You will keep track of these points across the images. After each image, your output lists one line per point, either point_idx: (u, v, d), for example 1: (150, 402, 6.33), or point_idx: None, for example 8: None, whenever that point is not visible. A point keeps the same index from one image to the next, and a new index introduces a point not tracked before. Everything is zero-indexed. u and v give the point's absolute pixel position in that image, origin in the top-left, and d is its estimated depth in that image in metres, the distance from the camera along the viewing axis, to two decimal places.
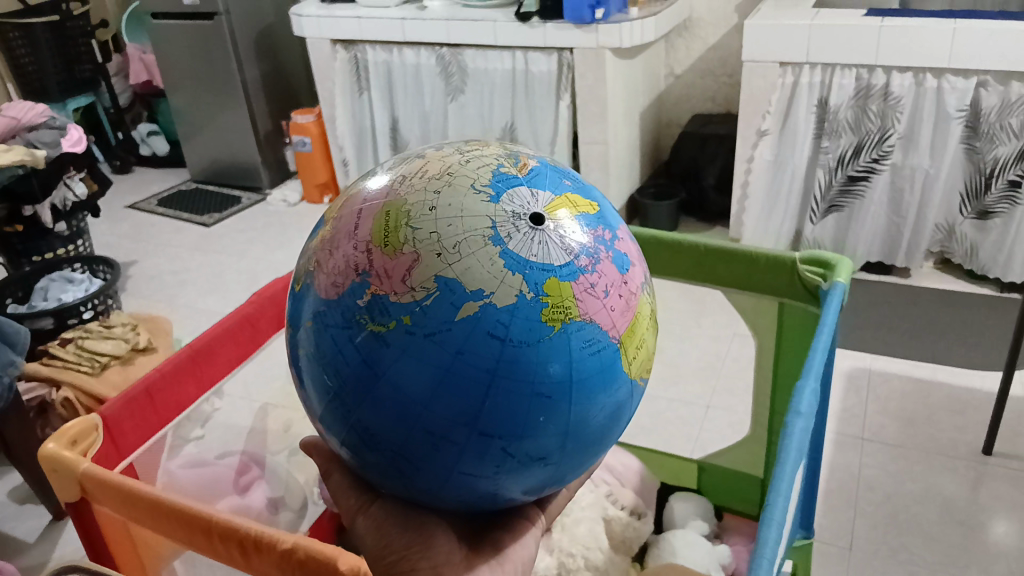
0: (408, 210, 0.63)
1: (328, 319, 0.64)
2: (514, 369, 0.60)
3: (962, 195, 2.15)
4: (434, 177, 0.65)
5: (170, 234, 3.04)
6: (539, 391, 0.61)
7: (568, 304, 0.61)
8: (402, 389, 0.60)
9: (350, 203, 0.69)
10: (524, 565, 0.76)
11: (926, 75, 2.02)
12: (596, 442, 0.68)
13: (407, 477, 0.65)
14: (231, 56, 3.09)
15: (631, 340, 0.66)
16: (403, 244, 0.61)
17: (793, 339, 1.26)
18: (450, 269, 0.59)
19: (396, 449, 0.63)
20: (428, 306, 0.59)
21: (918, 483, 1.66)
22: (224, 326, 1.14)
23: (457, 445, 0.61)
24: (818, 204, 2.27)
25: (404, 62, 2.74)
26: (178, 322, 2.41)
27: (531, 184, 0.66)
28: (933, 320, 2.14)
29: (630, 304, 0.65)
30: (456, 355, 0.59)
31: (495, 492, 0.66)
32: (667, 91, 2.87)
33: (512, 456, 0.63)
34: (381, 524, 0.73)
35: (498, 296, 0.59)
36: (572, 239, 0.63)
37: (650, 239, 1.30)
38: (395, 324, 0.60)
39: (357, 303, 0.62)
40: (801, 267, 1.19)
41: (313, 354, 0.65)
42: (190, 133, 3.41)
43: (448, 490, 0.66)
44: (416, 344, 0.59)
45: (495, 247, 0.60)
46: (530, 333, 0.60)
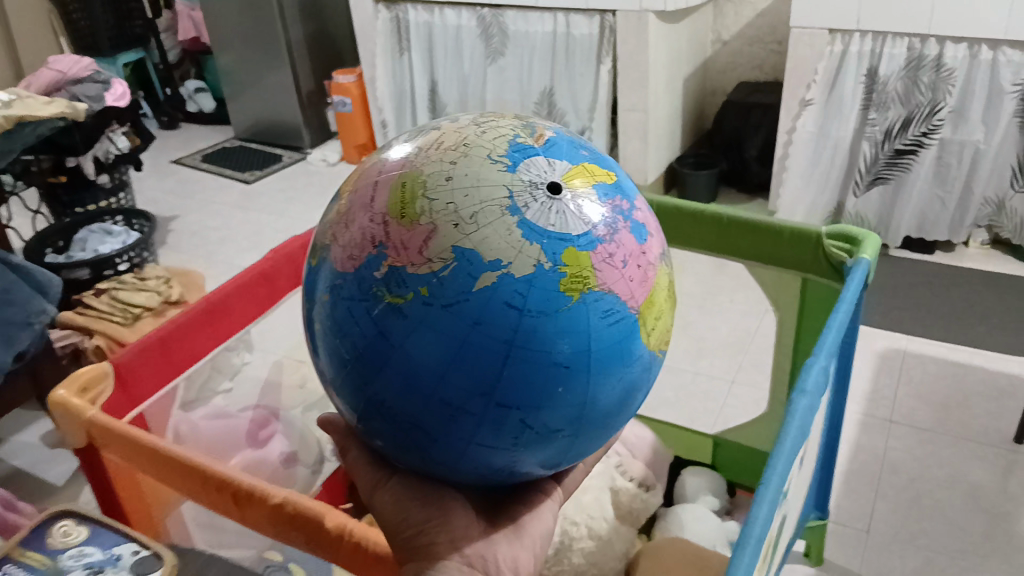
0: (425, 181, 0.61)
1: (345, 291, 0.62)
2: (531, 339, 0.58)
3: (1015, 169, 2.04)
4: (450, 149, 0.63)
5: (213, 190, 3.08)
6: (557, 362, 0.59)
7: (586, 274, 0.59)
8: (420, 364, 0.59)
9: (368, 176, 0.66)
10: (541, 541, 0.72)
11: (981, 46, 1.93)
12: (613, 418, 0.66)
13: (425, 451, 0.64)
14: (275, 15, 3.09)
15: (649, 310, 0.64)
16: (420, 215, 0.59)
17: (815, 315, 1.22)
18: (467, 240, 0.58)
19: (413, 421, 0.61)
20: (445, 277, 0.57)
21: (945, 469, 1.61)
22: (239, 281, 1.15)
23: (475, 417, 0.60)
24: (861, 177, 2.19)
25: (444, 23, 2.71)
26: (213, 276, 2.45)
27: (549, 154, 0.64)
28: (976, 303, 2.06)
29: (647, 275, 0.63)
30: (474, 325, 0.57)
31: (512, 467, 0.65)
32: (713, 58, 2.79)
33: (530, 428, 0.61)
34: (398, 500, 0.69)
35: (516, 266, 0.57)
36: (591, 210, 0.61)
37: (670, 208, 1.27)
38: (413, 295, 0.58)
39: (374, 275, 0.60)
40: (826, 241, 1.15)
41: (330, 327, 0.64)
42: (235, 91, 3.44)
43: (465, 465, 0.64)
44: (434, 316, 0.58)
45: (512, 218, 0.58)
46: (547, 304, 0.58)
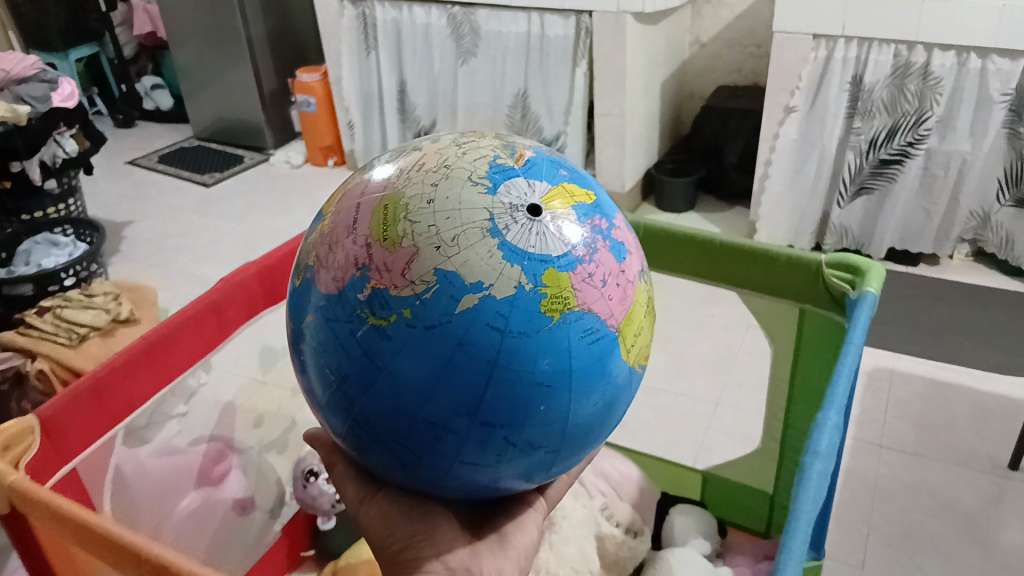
0: (407, 203, 0.62)
1: (330, 314, 0.62)
2: (514, 359, 0.58)
3: (1001, 181, 1.99)
4: (431, 172, 0.64)
5: (170, 194, 2.94)
6: (538, 380, 0.59)
7: (566, 294, 0.59)
8: (406, 384, 0.59)
9: (350, 197, 0.66)
10: (526, 552, 0.73)
11: (969, 55, 1.86)
12: (594, 431, 0.66)
13: (411, 467, 0.64)
14: (235, 10, 2.95)
15: (627, 328, 0.64)
16: (403, 238, 0.60)
17: (812, 350, 1.14)
18: (449, 262, 0.58)
19: (397, 439, 0.62)
20: (428, 299, 0.58)
21: (936, 496, 1.55)
22: (184, 315, 1.02)
23: (460, 434, 0.60)
24: (846, 187, 2.12)
25: (413, 22, 2.60)
26: (168, 287, 2.32)
27: (528, 176, 0.64)
28: (961, 318, 2.01)
29: (625, 293, 0.64)
30: (458, 345, 0.58)
31: (495, 480, 0.65)
32: (690, 61, 2.71)
33: (513, 444, 0.61)
34: (385, 514, 0.70)
35: (497, 287, 0.58)
36: (569, 229, 0.62)
37: (657, 231, 1.18)
38: (396, 317, 0.58)
39: (358, 296, 0.60)
40: (827, 271, 1.07)
41: (315, 347, 0.64)
42: (194, 88, 3.30)
43: (450, 479, 0.65)
44: (417, 336, 0.58)
45: (492, 240, 0.59)
46: (529, 324, 0.58)
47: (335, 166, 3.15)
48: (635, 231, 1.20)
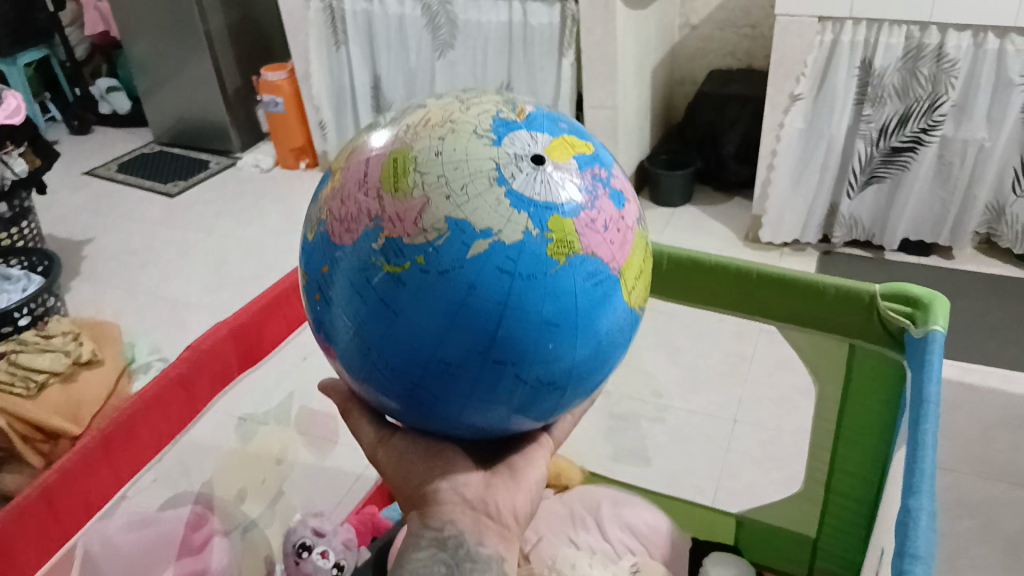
0: (415, 153, 0.57)
1: (342, 264, 0.58)
2: (526, 302, 0.54)
3: (1017, 172, 1.89)
4: (437, 123, 0.59)
5: (131, 204, 2.75)
6: (548, 322, 0.55)
7: (572, 239, 0.55)
8: (419, 331, 0.55)
9: (352, 153, 0.62)
10: (539, 486, 0.67)
11: (987, 35, 1.74)
12: (605, 369, 0.62)
13: (425, 412, 0.60)
14: (193, 5, 2.76)
15: (630, 271, 0.60)
16: (412, 187, 0.56)
17: (864, 390, 1.01)
18: (460, 210, 0.54)
19: (412, 384, 0.58)
20: (441, 246, 0.54)
21: (977, 516, 1.47)
22: (149, 394, 0.89)
23: (472, 376, 0.56)
24: (856, 177, 2.00)
25: (385, 13, 2.43)
26: (134, 311, 2.14)
27: (532, 126, 0.60)
28: (982, 314, 1.90)
29: (626, 238, 0.59)
30: (469, 290, 0.54)
31: (507, 424, 0.62)
32: (681, 44, 2.57)
33: (525, 385, 0.58)
34: (400, 456, 0.66)
35: (505, 234, 0.54)
36: (574, 176, 0.57)
37: (685, 260, 1.07)
38: (410, 264, 0.54)
39: (370, 247, 0.56)
40: (882, 304, 0.95)
41: (331, 297, 0.59)
42: (151, 88, 3.09)
43: (464, 425, 0.61)
44: (433, 282, 0.54)
45: (500, 188, 0.55)
46: (537, 268, 0.54)
47: (307, 168, 2.98)
48: (659, 261, 1.08)
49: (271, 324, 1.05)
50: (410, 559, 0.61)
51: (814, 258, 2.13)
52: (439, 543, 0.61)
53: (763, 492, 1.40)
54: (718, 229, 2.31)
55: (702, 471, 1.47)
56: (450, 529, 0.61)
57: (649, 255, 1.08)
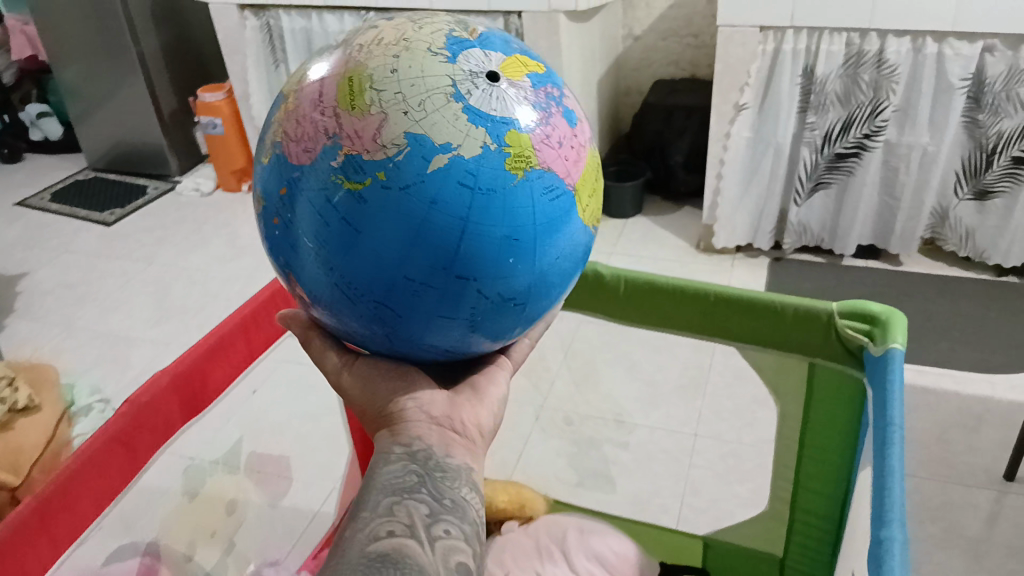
0: (370, 71, 0.60)
1: (304, 185, 0.60)
2: (485, 215, 0.58)
3: (959, 175, 1.93)
4: (391, 42, 0.62)
5: (66, 235, 2.65)
6: (506, 236, 0.59)
7: (528, 153, 0.59)
8: (381, 244, 0.59)
9: (304, 77, 0.64)
10: (500, 406, 0.70)
11: (926, 39, 1.76)
12: (562, 284, 0.67)
13: (390, 328, 0.64)
14: (124, 26, 2.67)
15: (583, 187, 0.65)
16: (370, 104, 0.59)
17: (825, 407, 1.01)
18: (418, 125, 0.57)
19: (377, 299, 0.61)
20: (401, 161, 0.57)
21: (938, 523, 1.43)
22: (87, 454, 0.83)
23: (437, 290, 0.60)
24: (802, 185, 2.02)
25: (324, 30, 2.35)
26: (72, 349, 2.05)
27: (485, 45, 0.63)
28: (930, 315, 1.93)
29: (580, 156, 0.64)
30: (431, 206, 0.58)
31: (469, 342, 0.66)
32: (625, 55, 2.57)
33: (486, 298, 0.62)
34: (365, 377, 0.68)
35: (464, 148, 0.58)
36: (527, 94, 0.61)
37: (642, 283, 1.05)
38: (371, 181, 0.58)
39: (330, 164, 0.59)
40: (839, 322, 0.94)
41: (294, 218, 0.62)
42: (83, 113, 2.98)
43: (429, 342, 0.65)
44: (394, 194, 0.57)
45: (457, 103, 0.58)
46: (495, 182, 0.58)
47: (250, 190, 2.90)
48: (615, 284, 1.07)
49: (216, 371, 1.01)
50: (380, 472, 0.61)
51: (765, 267, 2.14)
52: (410, 456, 0.62)
53: (727, 510, 1.38)
54: (669, 239, 2.31)
55: (666, 490, 1.45)
56: (419, 444, 0.62)
57: (606, 279, 1.07)
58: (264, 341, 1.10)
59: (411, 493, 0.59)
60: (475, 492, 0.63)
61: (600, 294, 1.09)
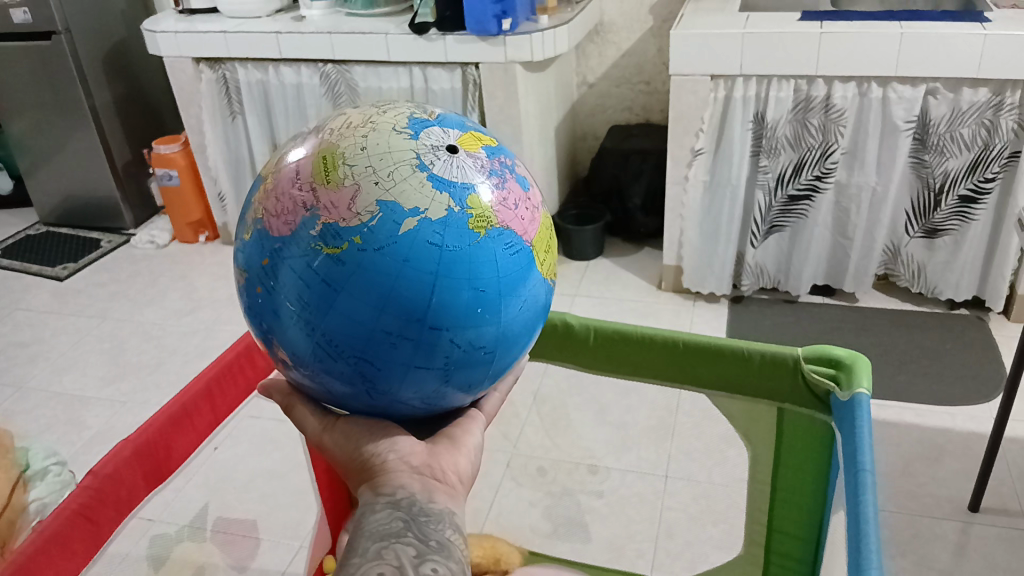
0: (341, 150, 0.62)
1: (285, 254, 0.61)
2: (456, 268, 0.59)
3: (908, 214, 1.99)
4: (358, 124, 0.64)
5: (17, 292, 2.58)
6: (475, 288, 0.60)
7: (489, 214, 0.61)
8: (359, 305, 0.58)
9: (279, 161, 0.66)
10: (476, 454, 0.68)
11: (871, 84, 1.83)
12: (528, 337, 0.67)
13: (370, 388, 0.62)
14: (75, 81, 2.65)
15: (541, 245, 0.66)
16: (343, 178, 0.60)
17: (796, 451, 1.02)
18: (389, 193, 0.59)
19: (357, 357, 0.60)
20: (375, 226, 0.58)
21: (909, 556, 1.45)
22: (48, 531, 0.81)
23: (412, 341, 0.60)
24: (758, 227, 2.07)
25: (281, 82, 2.35)
26: (24, 412, 1.99)
27: (443, 123, 0.66)
28: (889, 349, 1.98)
29: (535, 216, 0.66)
30: (404, 263, 0.58)
31: (443, 398, 0.65)
32: (580, 101, 2.62)
33: (459, 348, 0.61)
34: (348, 435, 0.67)
35: (432, 212, 0.59)
36: (484, 165, 0.64)
37: (611, 333, 1.06)
38: (348, 245, 0.58)
39: (309, 234, 0.59)
40: (805, 367, 0.96)
41: (276, 286, 0.61)
42: (32, 167, 2.93)
43: (406, 401, 0.64)
44: (371, 254, 0.58)
45: (422, 173, 0.60)
46: (461, 241, 0.60)
47: (207, 241, 2.87)
48: (585, 335, 1.08)
49: (179, 438, 0.98)
50: (367, 521, 0.60)
51: (725, 307, 2.18)
52: (395, 504, 0.61)
53: (702, 552, 1.39)
54: (631, 280, 2.34)
55: (642, 534, 1.45)
56: (403, 492, 0.61)
57: (575, 329, 1.08)
58: (232, 403, 1.08)
59: (398, 537, 0.59)
60: (459, 533, 0.62)
61: (569, 348, 1.09)
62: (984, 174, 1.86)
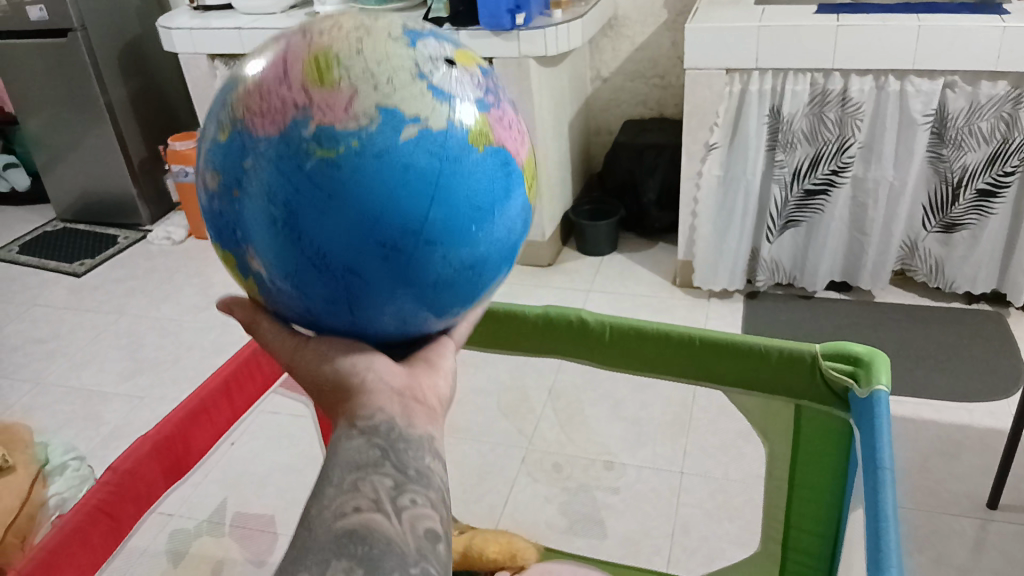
0: (333, 49, 0.57)
1: (269, 153, 0.56)
2: (455, 182, 0.57)
3: (925, 208, 1.98)
4: (349, 26, 0.59)
5: (35, 287, 2.61)
6: (473, 205, 0.58)
7: (487, 130, 0.59)
8: (354, 212, 0.55)
9: (255, 56, 0.60)
10: (451, 377, 0.65)
11: (888, 77, 1.81)
12: (509, 264, 0.66)
13: (356, 303, 0.59)
14: (92, 78, 2.67)
15: (527, 167, 0.65)
16: (339, 78, 0.56)
17: (814, 449, 1.02)
18: (389, 98, 0.56)
19: (346, 269, 0.57)
20: (374, 131, 0.55)
21: (926, 553, 1.45)
22: (68, 528, 0.82)
23: (406, 255, 0.57)
24: (774, 222, 2.05)
25: None
26: (43, 407, 2.01)
27: (435, 34, 0.62)
28: (906, 344, 1.96)
29: (524, 139, 0.65)
30: (403, 172, 0.55)
31: (427, 317, 0.63)
32: (594, 96, 2.61)
33: (450, 267, 0.59)
34: (319, 353, 0.62)
35: (433, 121, 0.56)
36: (482, 81, 0.61)
37: (627, 329, 1.06)
38: (345, 149, 0.55)
39: (299, 133, 0.55)
40: (823, 364, 0.96)
41: (256, 189, 0.57)
42: (49, 164, 2.95)
43: (389, 320, 0.61)
44: (370, 157, 0.55)
45: (422, 82, 0.57)
46: (462, 155, 0.57)
47: None
48: (601, 331, 1.07)
49: (198, 434, 0.99)
50: (341, 449, 0.55)
51: (740, 302, 2.17)
52: (372, 431, 0.55)
53: (718, 548, 1.39)
54: (645, 275, 2.33)
55: (657, 530, 1.45)
56: (382, 417, 0.56)
57: (591, 326, 1.07)
58: (248, 399, 1.08)
59: (374, 468, 0.53)
60: (437, 461, 0.57)
61: (585, 344, 1.09)
62: (1002, 168, 1.85)
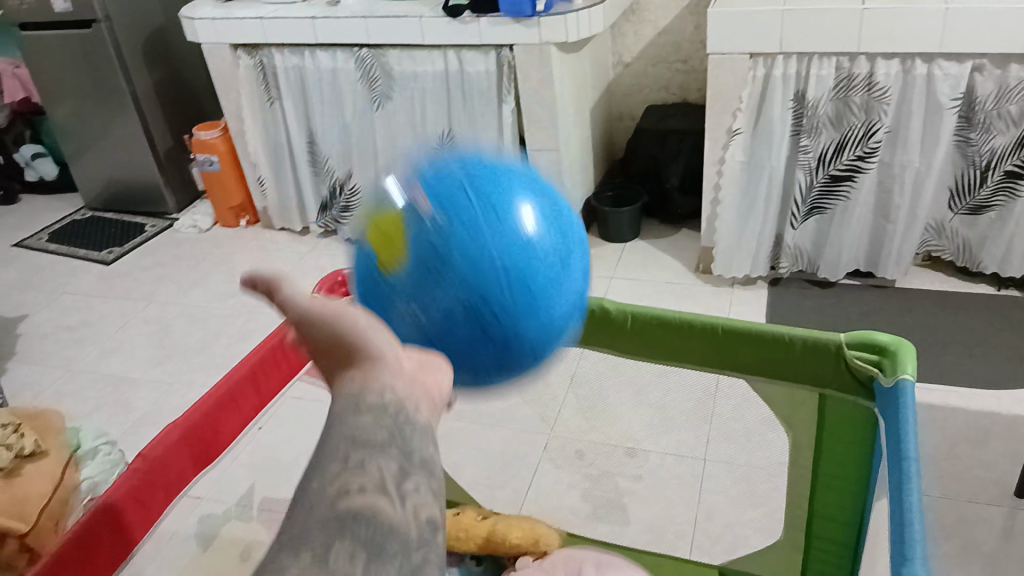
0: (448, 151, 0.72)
1: (418, 184, 0.63)
2: (566, 220, 0.66)
3: (952, 190, 1.97)
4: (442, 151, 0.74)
5: (65, 276, 2.65)
6: (577, 243, 0.66)
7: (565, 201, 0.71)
8: (498, 220, 0.60)
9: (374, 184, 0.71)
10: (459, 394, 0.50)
11: (915, 61, 1.78)
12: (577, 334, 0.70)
13: (482, 330, 0.59)
14: (116, 69, 2.69)
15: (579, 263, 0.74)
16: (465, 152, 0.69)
17: (838, 437, 1.02)
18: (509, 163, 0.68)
19: (493, 288, 0.58)
20: (507, 172, 0.66)
21: (954, 540, 1.44)
22: (103, 511, 0.84)
23: (546, 273, 0.61)
24: (798, 208, 2.04)
25: (318, 67, 2.36)
26: (75, 393, 2.05)
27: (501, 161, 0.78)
28: (933, 330, 1.95)
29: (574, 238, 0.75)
30: (535, 199, 0.64)
31: (531, 356, 0.62)
32: (616, 81, 2.60)
33: (567, 300, 0.63)
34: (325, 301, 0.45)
35: (538, 178, 0.69)
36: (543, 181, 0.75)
37: (650, 318, 1.07)
38: (486, 176, 0.64)
39: (445, 171, 0.64)
40: (848, 352, 0.96)
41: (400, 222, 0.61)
42: (77, 153, 2.99)
43: (508, 355, 0.60)
44: (499, 185, 0.63)
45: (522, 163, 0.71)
46: (564, 206, 0.68)
47: (248, 225, 2.91)
48: (623, 320, 1.08)
49: (226, 420, 1.02)
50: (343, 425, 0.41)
51: (764, 289, 2.16)
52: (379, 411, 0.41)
53: None
54: (668, 262, 2.32)
55: None
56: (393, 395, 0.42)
57: (613, 315, 1.09)
58: (274, 386, 1.11)
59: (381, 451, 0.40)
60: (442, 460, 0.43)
61: (608, 333, 1.10)
62: None
